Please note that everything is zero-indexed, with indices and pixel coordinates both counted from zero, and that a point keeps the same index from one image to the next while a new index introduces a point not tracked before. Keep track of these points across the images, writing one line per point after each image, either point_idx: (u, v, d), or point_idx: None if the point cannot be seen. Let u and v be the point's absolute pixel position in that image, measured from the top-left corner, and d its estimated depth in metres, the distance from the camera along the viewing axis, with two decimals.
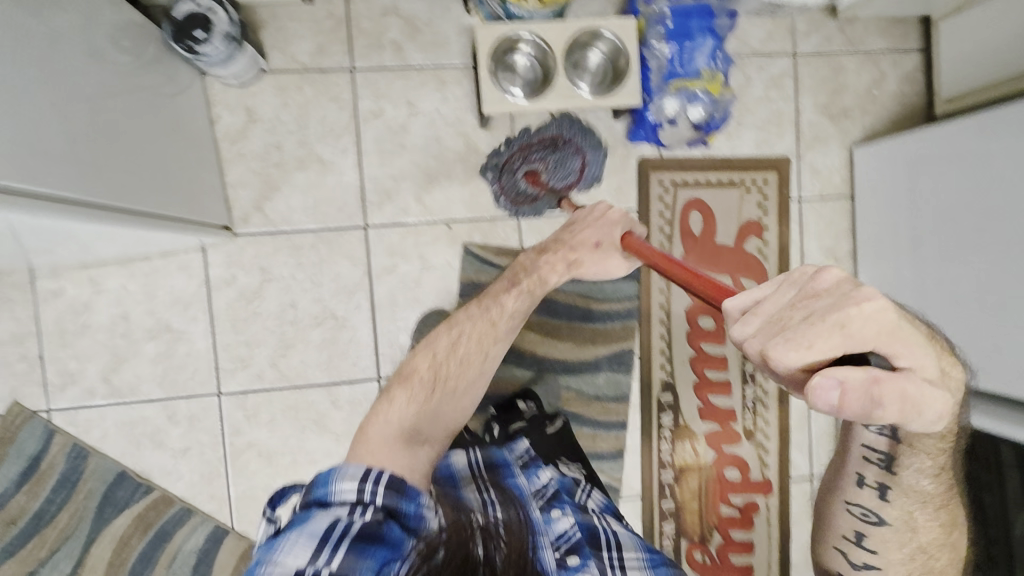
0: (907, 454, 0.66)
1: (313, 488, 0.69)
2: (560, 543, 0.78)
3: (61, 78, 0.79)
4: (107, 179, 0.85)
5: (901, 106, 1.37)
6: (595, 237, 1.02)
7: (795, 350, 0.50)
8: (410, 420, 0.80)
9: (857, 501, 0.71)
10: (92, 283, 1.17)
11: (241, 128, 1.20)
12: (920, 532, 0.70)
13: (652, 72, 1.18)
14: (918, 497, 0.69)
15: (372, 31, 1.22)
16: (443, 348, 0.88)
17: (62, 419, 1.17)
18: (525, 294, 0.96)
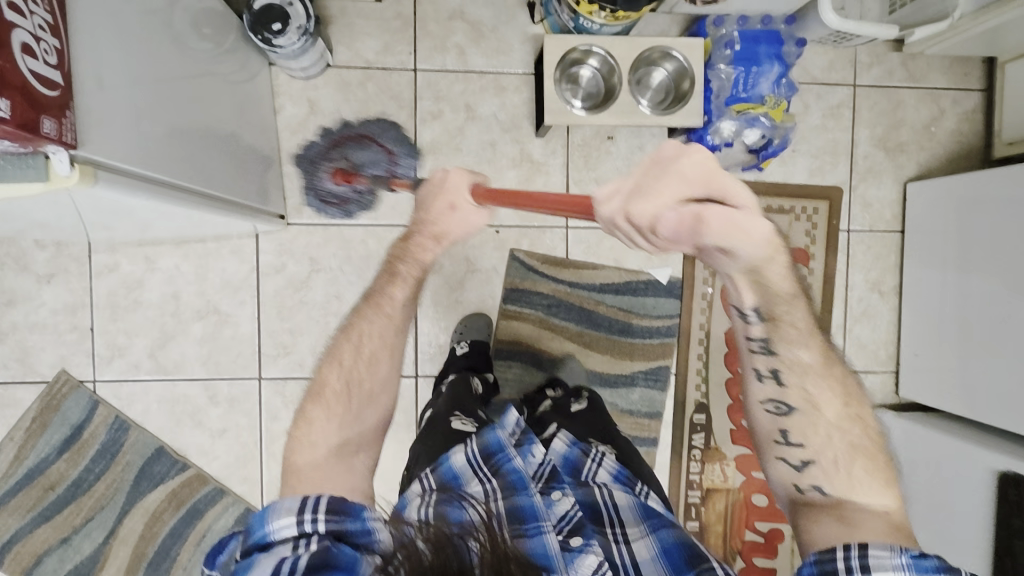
0: (776, 334, 0.72)
1: (249, 536, 0.64)
2: (562, 526, 0.75)
3: (153, 63, 0.82)
4: (181, 160, 0.87)
5: (958, 145, 1.36)
6: (449, 200, 0.83)
7: (647, 203, 0.61)
8: (336, 437, 0.78)
9: (763, 397, 0.74)
10: (147, 260, 1.19)
11: (302, 120, 1.22)
12: (822, 409, 0.72)
13: (714, 94, 1.19)
14: (807, 372, 0.72)
15: (438, 33, 1.23)
16: (347, 356, 0.82)
17: (106, 391, 1.20)
18: (408, 280, 0.85)
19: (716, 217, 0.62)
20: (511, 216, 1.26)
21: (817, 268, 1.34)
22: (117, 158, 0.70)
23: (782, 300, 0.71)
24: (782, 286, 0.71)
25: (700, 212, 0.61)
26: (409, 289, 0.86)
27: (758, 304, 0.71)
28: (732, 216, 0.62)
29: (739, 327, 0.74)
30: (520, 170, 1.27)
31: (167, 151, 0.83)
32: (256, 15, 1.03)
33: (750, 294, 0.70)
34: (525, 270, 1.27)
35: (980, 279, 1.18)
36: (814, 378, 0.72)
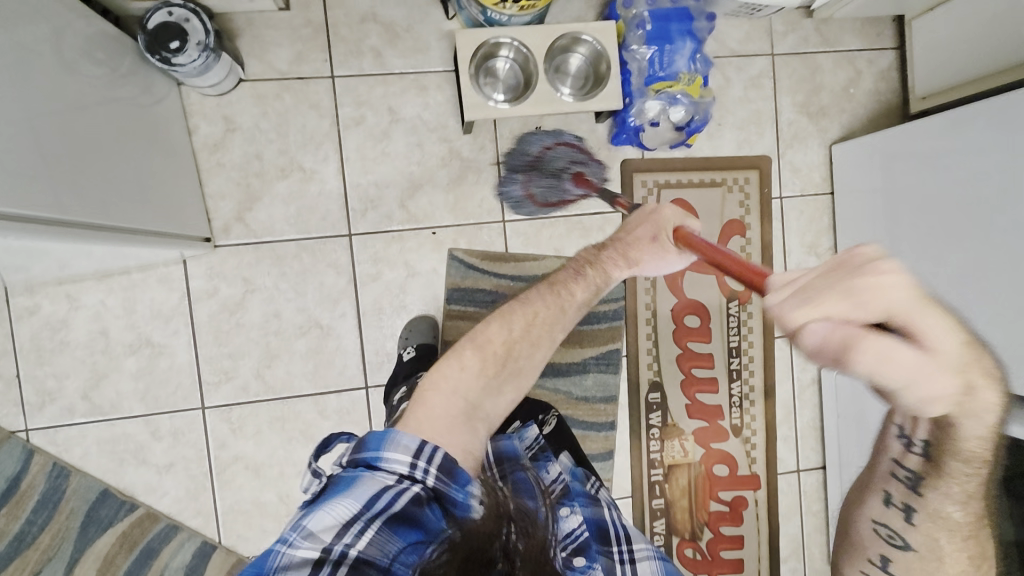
0: (934, 476, 0.60)
1: (365, 446, 0.69)
2: (568, 543, 0.77)
3: (39, 98, 0.78)
4: (86, 195, 0.84)
5: (878, 104, 1.39)
6: (653, 231, 0.97)
7: (808, 308, 0.49)
8: (473, 394, 0.80)
9: (883, 520, 0.66)
10: (69, 299, 1.14)
11: (219, 138, 1.19)
12: (949, 567, 0.62)
13: (632, 75, 1.19)
14: (947, 525, 0.62)
15: (351, 38, 1.21)
16: (520, 325, 0.87)
17: (41, 439, 1.15)
18: (591, 285, 0.94)
19: (882, 354, 0.48)
20: (446, 215, 1.25)
21: (754, 237, 1.36)
22: (3, 201, 0.67)
23: (965, 457, 0.57)
24: (978, 448, 0.56)
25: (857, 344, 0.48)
26: (589, 291, 0.94)
27: (928, 438, 0.59)
28: (910, 358, 0.48)
29: (893, 446, 0.62)
30: (450, 168, 1.25)
31: (62, 186, 0.79)
32: (151, 35, 1.01)
33: (926, 428, 0.58)
34: (465, 268, 1.26)
35: (911, 231, 1.20)
36: (958, 535, 0.62)
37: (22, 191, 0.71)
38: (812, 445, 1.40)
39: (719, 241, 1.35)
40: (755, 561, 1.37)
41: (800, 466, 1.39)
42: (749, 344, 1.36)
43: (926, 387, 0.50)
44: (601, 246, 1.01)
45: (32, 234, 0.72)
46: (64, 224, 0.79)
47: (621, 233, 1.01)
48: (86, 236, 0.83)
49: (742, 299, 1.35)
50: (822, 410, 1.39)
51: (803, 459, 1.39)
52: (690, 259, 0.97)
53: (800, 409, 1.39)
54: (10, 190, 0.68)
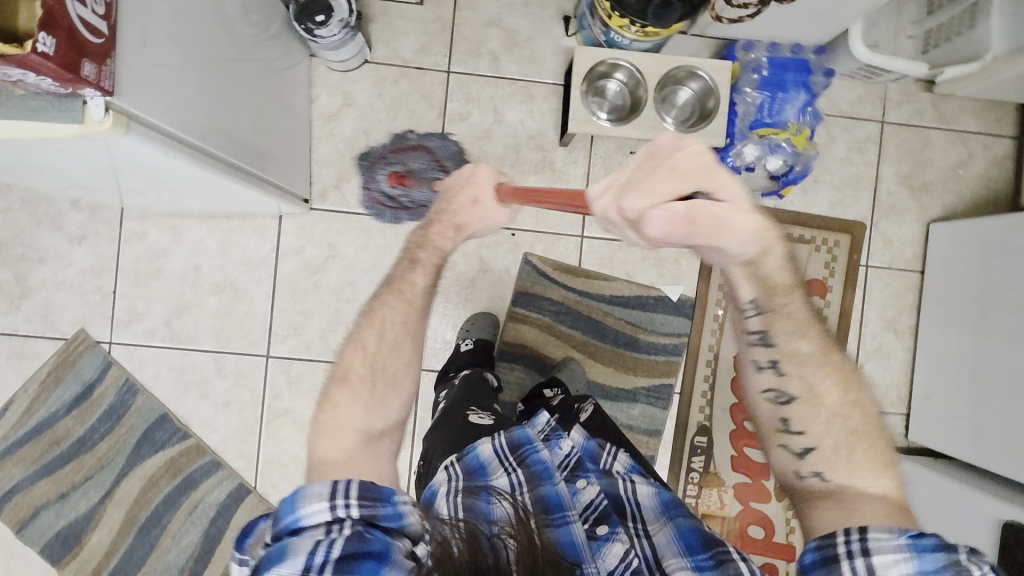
0: (773, 322, 0.72)
1: (278, 517, 0.59)
2: (587, 514, 0.75)
3: (200, 37, 0.85)
4: (214, 129, 0.90)
5: (986, 189, 1.34)
6: (472, 194, 0.86)
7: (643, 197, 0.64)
8: (362, 424, 0.78)
9: (761, 387, 0.73)
10: (173, 231, 1.24)
11: (335, 110, 1.27)
12: (823, 398, 0.71)
13: (739, 117, 1.20)
14: (804, 360, 0.71)
15: (473, 39, 1.27)
16: (371, 340, 0.82)
17: (120, 353, 1.23)
18: (430, 269, 0.87)
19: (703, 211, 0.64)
20: (528, 220, 1.28)
21: (833, 301, 1.33)
22: (154, 114, 0.73)
23: (777, 285, 0.71)
24: (782, 270, 0.70)
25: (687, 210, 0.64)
26: (428, 275, 0.87)
27: (752, 296, 0.72)
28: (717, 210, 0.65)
29: (738, 319, 0.74)
30: (540, 176, 1.29)
31: (202, 116, 0.86)
32: (301, 6, 1.09)
33: (749, 284, 0.71)
34: (537, 275, 1.28)
35: (1002, 325, 1.14)
36: (814, 365, 0.71)
37: (172, 113, 0.77)
38: None
39: None
40: None
41: None
42: None
43: (737, 223, 0.66)
44: (424, 228, 0.90)
45: (169, 153, 0.79)
46: (194, 149, 0.85)
47: (442, 203, 0.90)
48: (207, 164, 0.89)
49: None
50: None
51: None
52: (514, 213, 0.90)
53: None
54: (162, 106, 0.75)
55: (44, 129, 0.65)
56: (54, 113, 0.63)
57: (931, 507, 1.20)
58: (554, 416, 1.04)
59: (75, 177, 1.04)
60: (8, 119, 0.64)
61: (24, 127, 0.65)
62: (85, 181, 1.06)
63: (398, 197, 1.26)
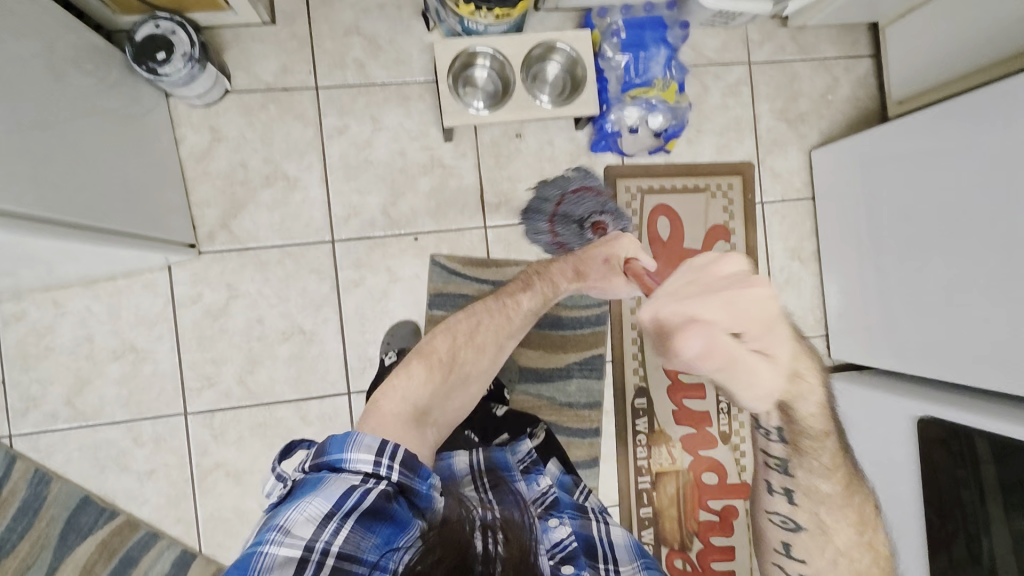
0: (797, 459, 0.67)
1: (328, 451, 0.68)
2: (555, 552, 0.74)
3: (22, 99, 0.80)
4: (62, 193, 0.85)
5: (857, 110, 1.41)
6: (605, 254, 1.02)
7: (675, 320, 0.52)
8: (423, 400, 0.86)
9: (774, 507, 0.70)
10: (56, 305, 1.16)
11: (206, 147, 1.21)
12: (834, 534, 0.68)
13: (610, 83, 1.22)
14: (822, 499, 0.68)
15: (335, 50, 1.24)
16: (462, 334, 0.96)
17: (24, 444, 1.15)
18: (537, 297, 1.03)
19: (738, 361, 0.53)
20: (429, 221, 1.27)
21: (738, 242, 1.36)
22: None
23: (809, 434, 0.65)
24: (814, 421, 0.64)
25: (718, 364, 0.51)
26: (536, 301, 1.03)
27: (778, 431, 0.65)
28: (756, 367, 0.54)
29: (759, 441, 0.68)
30: (432, 175, 1.27)
31: (43, 183, 0.81)
32: (138, 47, 1.05)
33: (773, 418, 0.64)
34: (448, 274, 1.27)
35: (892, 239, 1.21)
36: (832, 507, 0.68)
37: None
38: None
39: (703, 247, 1.36)
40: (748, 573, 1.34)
41: None
42: None
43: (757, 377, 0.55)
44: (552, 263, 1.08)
45: (8, 230, 0.73)
46: (43, 221, 0.80)
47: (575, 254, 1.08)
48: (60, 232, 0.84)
49: None
50: None
51: None
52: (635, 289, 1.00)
53: None
54: None
55: None
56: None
57: (860, 421, 1.25)
58: (505, 436, 1.06)
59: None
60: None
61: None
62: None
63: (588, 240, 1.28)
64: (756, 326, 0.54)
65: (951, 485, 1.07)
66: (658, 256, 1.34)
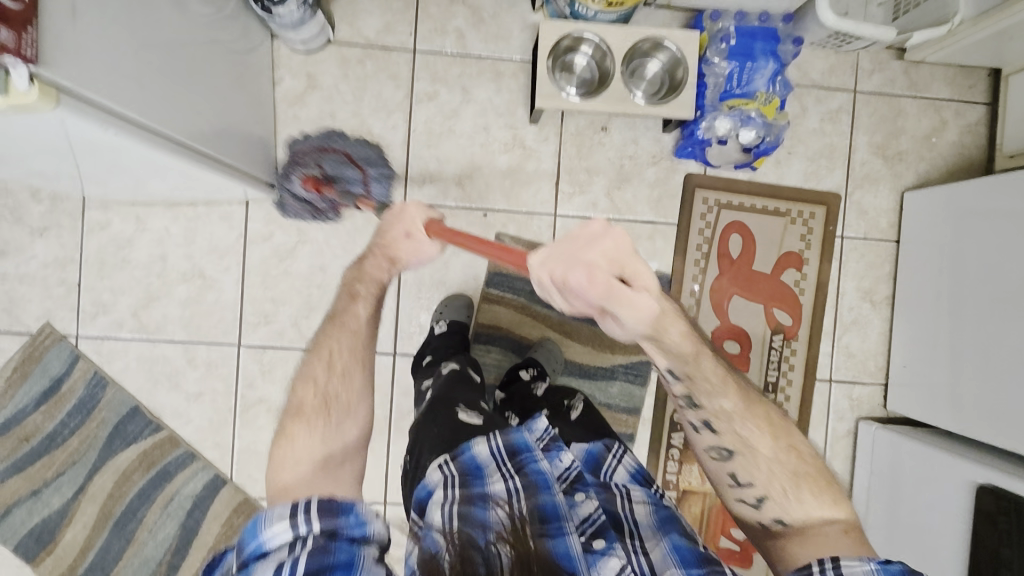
0: (696, 390, 0.77)
1: (243, 544, 0.59)
2: (584, 528, 0.73)
3: (147, 18, 0.83)
4: (167, 111, 0.88)
5: (960, 157, 1.34)
6: (404, 229, 0.90)
7: (564, 265, 0.65)
8: (318, 454, 0.79)
9: (704, 444, 0.79)
10: (137, 220, 1.21)
11: (300, 92, 1.24)
12: (758, 446, 0.76)
13: (708, 89, 1.19)
14: (732, 415, 0.77)
15: (438, 16, 1.24)
16: (322, 374, 0.85)
17: (87, 347, 1.20)
18: (371, 297, 0.92)
19: (618, 291, 0.65)
20: (500, 200, 1.26)
21: (810, 274, 1.31)
22: (87, 88, 0.70)
23: (688, 361, 0.76)
24: (683, 344, 0.75)
25: (602, 293, 0.64)
26: (370, 305, 0.91)
27: (672, 368, 0.76)
28: (640, 299, 0.66)
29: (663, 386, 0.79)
30: (511, 154, 1.26)
31: (150, 94, 0.83)
32: None
33: (663, 358, 0.75)
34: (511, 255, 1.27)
35: (973, 297, 1.15)
36: (741, 420, 0.77)
37: (111, 92, 0.75)
38: None
39: (773, 272, 1.31)
40: None
41: None
42: (788, 381, 1.32)
43: (646, 310, 0.67)
44: (360, 261, 0.95)
45: (112, 128, 0.76)
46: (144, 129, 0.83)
47: (376, 237, 0.93)
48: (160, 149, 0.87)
49: (787, 335, 1.31)
50: (853, 463, 1.34)
51: None
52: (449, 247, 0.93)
53: (831, 459, 1.34)
54: (98, 82, 0.72)
55: None
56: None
57: (909, 473, 1.20)
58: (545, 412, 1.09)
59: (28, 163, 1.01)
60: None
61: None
62: (39, 167, 1.02)
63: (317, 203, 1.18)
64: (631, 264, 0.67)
65: (988, 565, 1.03)
66: (724, 273, 1.30)
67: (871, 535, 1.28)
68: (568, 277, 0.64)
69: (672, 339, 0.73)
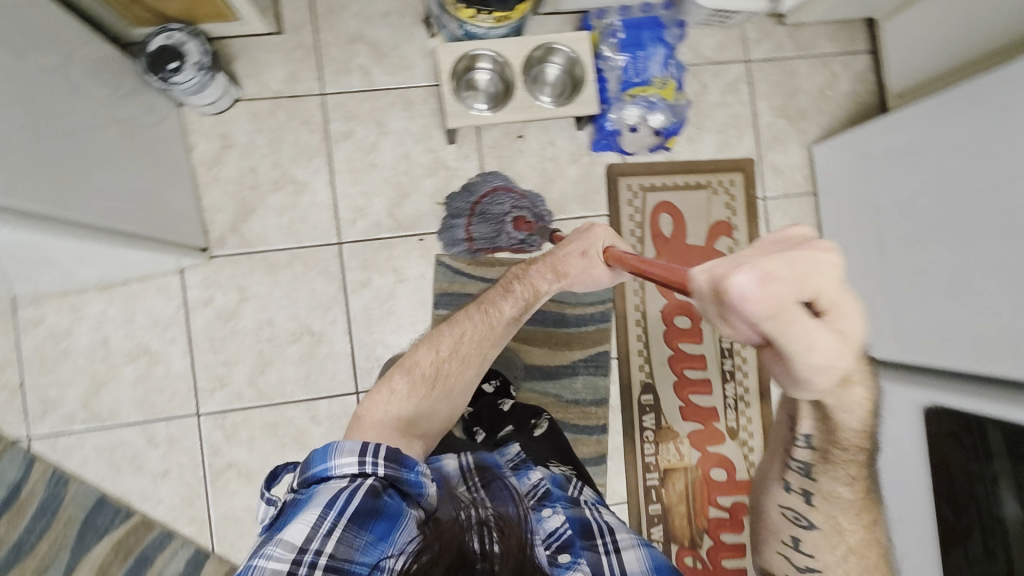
0: (821, 463, 0.67)
1: (311, 464, 0.71)
2: (551, 542, 0.75)
3: (50, 111, 0.85)
4: (87, 198, 0.89)
5: (857, 105, 1.42)
6: (582, 247, 0.99)
7: (731, 264, 0.51)
8: (406, 414, 0.83)
9: (788, 504, 0.71)
10: (72, 309, 1.19)
11: (216, 154, 1.24)
12: (847, 535, 0.69)
13: (609, 83, 1.24)
14: (841, 503, 0.68)
15: (340, 57, 1.27)
16: (446, 345, 0.90)
17: (41, 446, 1.17)
18: (519, 302, 0.96)
19: (793, 314, 0.49)
20: (433, 222, 1.29)
21: (741, 238, 1.37)
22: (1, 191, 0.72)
23: (843, 440, 0.65)
24: (853, 426, 0.64)
25: (771, 310, 0.48)
26: (518, 308, 0.95)
27: (812, 429, 0.66)
28: (819, 331, 0.51)
29: (784, 440, 0.69)
30: (436, 177, 1.29)
31: (55, 183, 0.82)
32: (150, 57, 1.09)
33: (811, 419, 0.65)
34: (454, 273, 1.28)
35: (893, 232, 1.22)
36: (848, 509, 0.68)
37: (26, 189, 0.76)
38: None
39: (706, 243, 1.36)
40: None
41: None
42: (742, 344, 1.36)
43: (821, 343, 0.51)
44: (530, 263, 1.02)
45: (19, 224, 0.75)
46: (56, 217, 0.82)
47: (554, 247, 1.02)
48: (87, 236, 0.88)
49: None
50: None
51: None
52: (617, 277, 1.00)
53: None
54: (12, 183, 0.74)
55: None
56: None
57: None
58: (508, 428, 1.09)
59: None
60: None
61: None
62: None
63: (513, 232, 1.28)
64: (835, 286, 0.52)
65: (964, 480, 1.08)
66: (661, 253, 1.34)
67: None
68: (734, 275, 0.49)
69: (844, 415, 0.63)
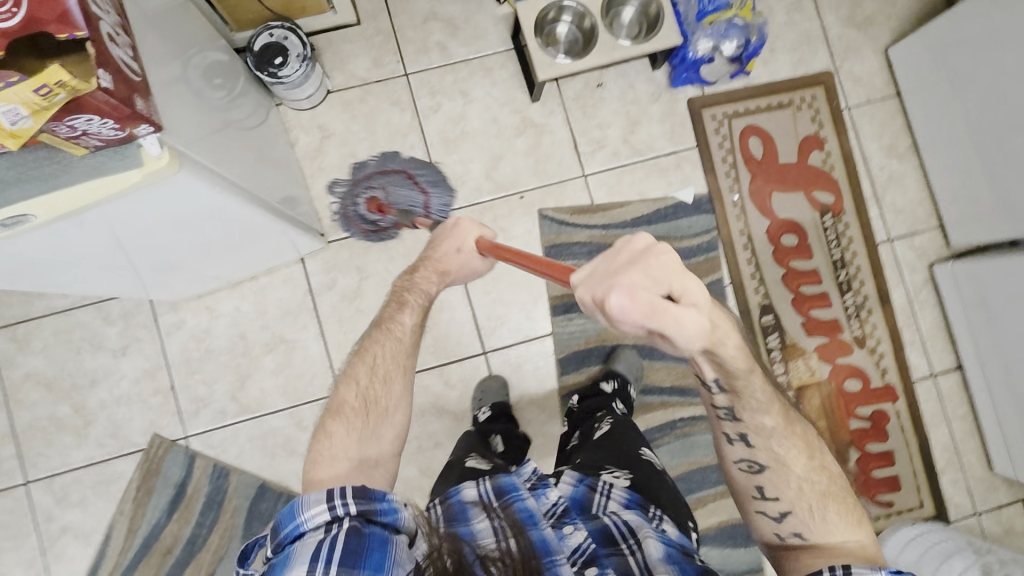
0: (740, 403, 0.70)
1: (279, 529, 0.62)
2: (575, 558, 0.67)
3: (204, 100, 0.90)
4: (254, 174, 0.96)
5: (923, 3, 1.42)
6: (456, 244, 0.96)
7: (605, 284, 0.58)
8: (354, 453, 0.77)
9: (735, 456, 0.74)
10: (209, 310, 1.24)
11: (317, 145, 1.29)
12: (793, 466, 0.72)
13: (685, 16, 1.25)
14: (772, 434, 0.72)
15: (417, 37, 1.31)
16: (364, 374, 0.83)
17: (199, 443, 1.22)
18: (415, 310, 0.90)
19: (662, 310, 0.58)
20: (530, 179, 1.32)
21: (833, 150, 1.37)
22: (215, 162, 0.78)
23: (740, 374, 0.68)
24: (739, 362, 0.68)
25: (649, 314, 0.57)
26: (416, 314, 0.90)
27: (716, 377, 0.69)
28: (682, 313, 0.60)
29: (704, 394, 0.72)
30: (526, 136, 1.32)
31: (233, 157, 0.87)
32: (258, 55, 1.15)
33: (710, 369, 0.68)
34: (559, 225, 1.31)
35: (985, 113, 1.20)
36: (779, 438, 0.72)
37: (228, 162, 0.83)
38: (942, 348, 1.37)
39: (799, 159, 1.37)
40: (911, 476, 1.33)
41: (935, 370, 1.36)
42: (852, 254, 1.36)
43: (685, 322, 0.60)
44: (410, 271, 0.96)
45: (224, 188, 0.80)
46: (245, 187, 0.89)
47: (427, 252, 0.97)
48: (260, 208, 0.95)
49: (835, 211, 1.36)
50: (943, 307, 1.37)
51: (936, 364, 1.36)
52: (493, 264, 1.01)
53: (919, 310, 1.37)
54: (219, 154, 0.80)
55: (103, 187, 0.64)
56: (115, 162, 0.63)
57: (1002, 291, 1.21)
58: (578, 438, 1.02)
59: (83, 284, 0.97)
60: (83, 182, 0.63)
61: (94, 187, 0.64)
62: (93, 284, 0.98)
63: (377, 223, 1.27)
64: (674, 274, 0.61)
65: None
66: (757, 176, 1.35)
67: (988, 368, 1.29)
68: (609, 297, 0.57)
69: (727, 354, 0.66)
